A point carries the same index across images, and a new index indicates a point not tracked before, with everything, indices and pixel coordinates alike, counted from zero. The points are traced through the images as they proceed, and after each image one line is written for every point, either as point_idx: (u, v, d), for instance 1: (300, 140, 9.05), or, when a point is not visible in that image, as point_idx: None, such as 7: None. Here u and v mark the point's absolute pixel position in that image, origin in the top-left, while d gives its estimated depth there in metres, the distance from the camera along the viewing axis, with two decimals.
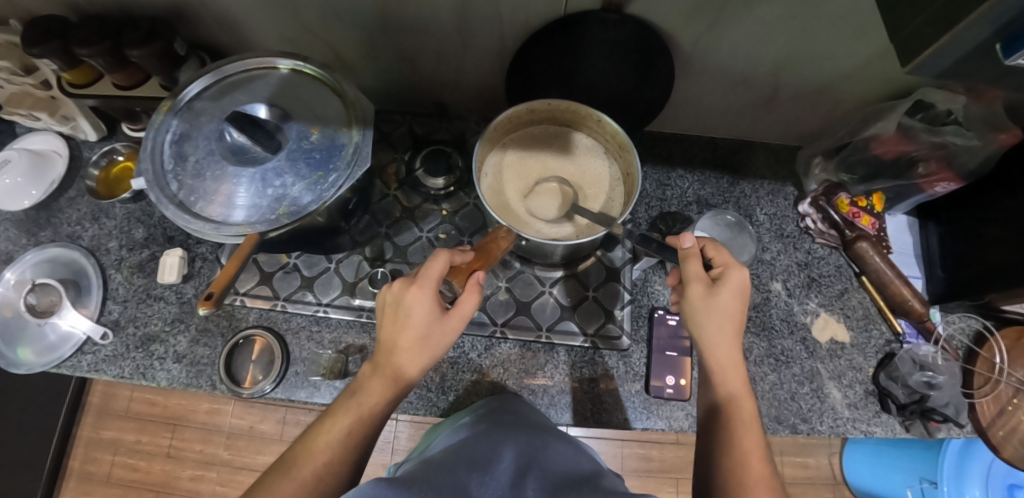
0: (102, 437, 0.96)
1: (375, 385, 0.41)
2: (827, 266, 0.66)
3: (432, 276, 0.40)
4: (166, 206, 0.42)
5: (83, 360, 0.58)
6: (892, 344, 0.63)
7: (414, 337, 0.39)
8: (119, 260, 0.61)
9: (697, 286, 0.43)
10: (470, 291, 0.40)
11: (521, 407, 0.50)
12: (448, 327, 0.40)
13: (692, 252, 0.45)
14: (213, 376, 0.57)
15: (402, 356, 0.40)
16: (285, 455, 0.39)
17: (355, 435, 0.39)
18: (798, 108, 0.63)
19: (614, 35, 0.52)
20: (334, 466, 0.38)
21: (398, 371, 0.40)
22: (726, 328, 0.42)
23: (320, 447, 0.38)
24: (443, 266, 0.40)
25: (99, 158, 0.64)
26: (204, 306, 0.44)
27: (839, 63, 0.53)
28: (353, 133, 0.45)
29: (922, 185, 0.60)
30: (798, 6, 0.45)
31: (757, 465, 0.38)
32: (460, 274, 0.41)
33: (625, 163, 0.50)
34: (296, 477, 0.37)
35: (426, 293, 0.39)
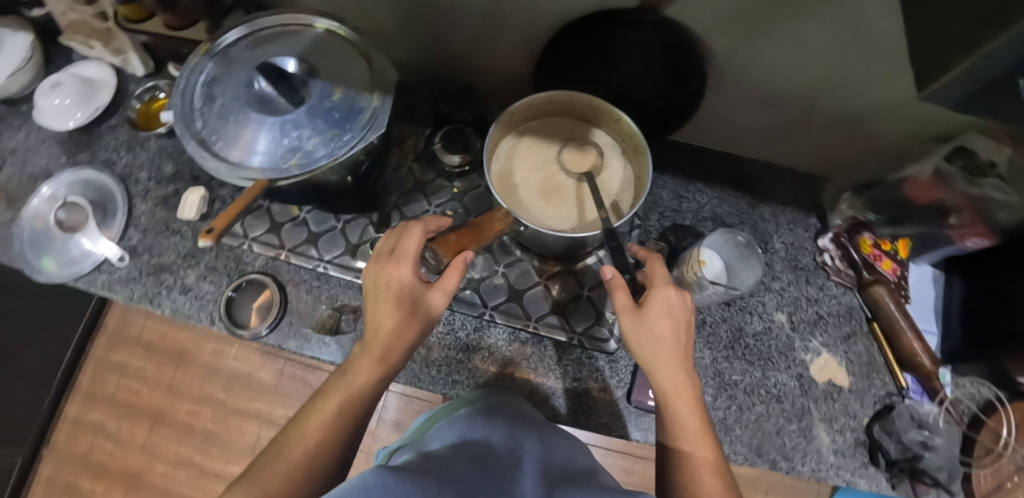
0: (111, 359, 1.00)
1: (365, 364, 0.42)
2: (837, 305, 0.64)
3: (410, 253, 0.41)
4: (188, 142, 0.44)
5: (99, 278, 0.61)
6: (893, 397, 0.60)
7: (399, 314, 0.41)
8: (146, 191, 0.65)
9: (625, 320, 0.42)
10: (455, 266, 0.41)
11: (523, 407, 0.49)
12: (434, 301, 0.41)
13: (615, 284, 0.43)
14: (213, 312, 0.60)
15: (390, 335, 0.41)
16: (281, 435, 0.41)
17: (345, 413, 0.41)
18: (833, 139, 0.61)
19: (654, 35, 0.51)
20: (325, 446, 0.40)
21: (386, 348, 0.42)
22: (663, 356, 0.41)
23: (312, 427, 0.40)
24: (418, 241, 0.42)
25: (140, 91, 0.67)
26: (205, 239, 0.48)
27: (880, 94, 0.51)
28: (373, 98, 0.46)
29: (952, 236, 0.57)
30: (844, 23, 0.43)
31: (705, 455, 0.40)
32: (449, 247, 0.42)
33: (638, 166, 0.49)
34: (288, 455, 0.39)
35: (406, 269, 0.41)
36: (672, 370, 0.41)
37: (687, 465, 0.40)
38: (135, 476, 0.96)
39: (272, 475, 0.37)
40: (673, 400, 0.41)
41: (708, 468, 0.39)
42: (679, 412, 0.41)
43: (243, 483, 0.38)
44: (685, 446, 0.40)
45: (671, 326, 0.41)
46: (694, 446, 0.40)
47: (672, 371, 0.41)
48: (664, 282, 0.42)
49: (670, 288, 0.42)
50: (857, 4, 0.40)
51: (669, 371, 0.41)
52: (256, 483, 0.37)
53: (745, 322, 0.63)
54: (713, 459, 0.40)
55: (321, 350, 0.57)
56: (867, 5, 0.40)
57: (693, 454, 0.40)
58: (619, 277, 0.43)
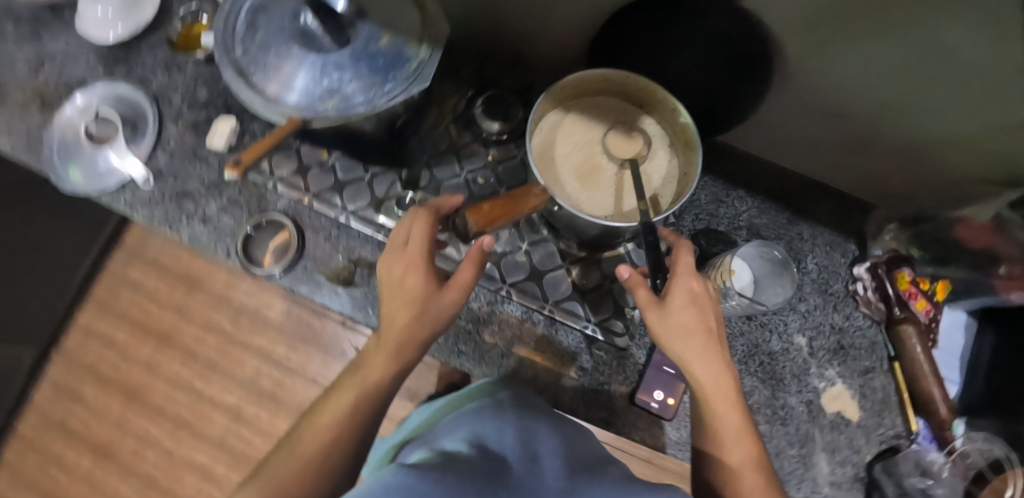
0: (128, 275, 1.00)
1: (377, 362, 0.42)
2: (861, 338, 0.62)
3: (420, 245, 0.40)
4: (226, 69, 0.43)
5: (122, 196, 0.61)
6: (901, 439, 0.59)
7: (413, 310, 0.39)
8: (177, 115, 0.64)
9: (650, 316, 0.40)
10: (470, 257, 0.39)
11: (536, 401, 0.47)
12: (447, 298, 0.39)
13: (634, 282, 0.40)
14: (230, 246, 0.60)
15: (401, 331, 0.40)
16: (299, 428, 0.43)
17: (358, 409, 0.41)
18: (893, 166, 0.57)
19: (726, 27, 0.48)
20: (337, 443, 0.40)
21: (396, 346, 0.40)
22: (697, 348, 0.39)
23: (324, 424, 0.41)
24: (425, 237, 0.40)
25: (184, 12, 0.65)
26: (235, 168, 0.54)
27: (955, 127, 0.47)
28: (421, 49, 0.44)
29: (997, 286, 0.53)
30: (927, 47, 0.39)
31: (745, 453, 0.40)
32: (480, 215, 0.42)
33: (686, 162, 0.47)
34: (299, 451, 0.40)
35: (420, 263, 0.40)
36: (711, 365, 0.39)
37: (728, 469, 0.40)
38: (137, 392, 0.97)
39: (286, 471, 0.39)
40: (712, 400, 0.40)
41: (750, 472, 0.39)
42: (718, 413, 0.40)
43: (263, 477, 0.39)
44: (726, 445, 0.40)
45: (701, 319, 0.39)
46: (732, 447, 0.40)
47: (711, 368, 0.39)
48: (688, 272, 0.40)
49: (693, 279, 0.40)
50: (937, 34, 0.38)
51: (708, 369, 0.39)
52: (272, 478, 0.39)
53: (764, 340, 0.61)
54: (754, 457, 0.40)
55: (333, 299, 0.57)
56: (949, 36, 0.38)
57: (728, 458, 0.40)
58: (638, 274, 0.41)
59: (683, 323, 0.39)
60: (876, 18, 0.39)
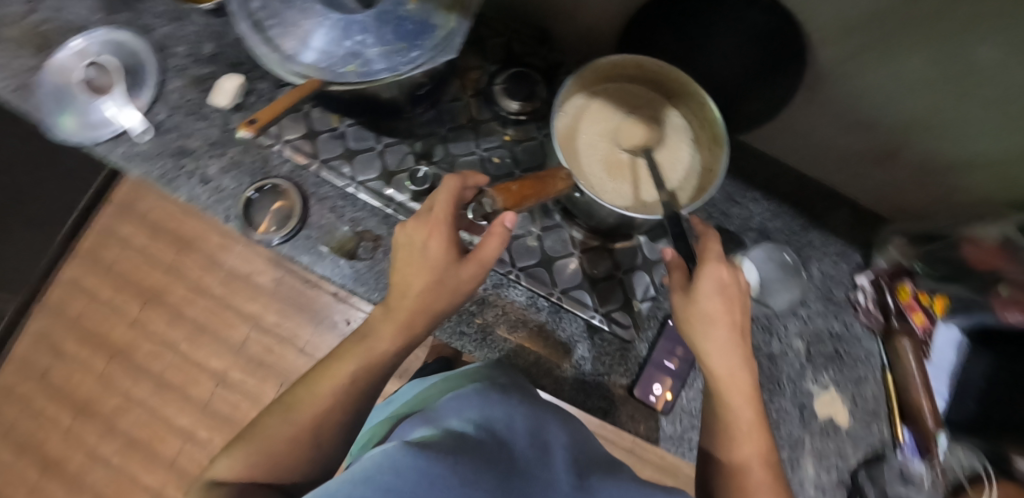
0: (118, 231, 0.94)
1: (386, 331, 0.41)
2: (857, 347, 0.63)
3: (444, 217, 0.38)
4: (241, 21, 0.40)
5: (118, 149, 0.58)
6: (885, 447, 0.60)
7: (427, 281, 0.38)
8: (181, 68, 0.61)
9: (677, 299, 0.40)
10: (494, 232, 0.37)
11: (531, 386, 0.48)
12: (465, 273, 0.38)
13: (673, 264, 0.41)
14: (230, 209, 0.58)
15: (418, 301, 0.39)
16: (295, 392, 0.43)
17: (359, 379, 0.41)
18: (908, 177, 0.58)
19: (765, 21, 0.47)
20: (332, 412, 0.41)
21: (410, 317, 0.40)
22: (717, 337, 0.39)
23: (324, 392, 0.41)
24: (449, 207, 0.38)
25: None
26: (245, 129, 0.45)
27: (978, 145, 0.48)
28: (450, 18, 0.42)
29: (994, 306, 0.52)
30: (963, 61, 0.40)
31: (755, 449, 0.40)
32: (509, 196, 0.38)
33: (711, 159, 0.46)
34: (294, 418, 0.40)
35: (442, 235, 0.38)
36: (728, 357, 0.40)
37: (737, 463, 0.40)
38: (122, 350, 0.93)
39: (279, 437, 0.40)
40: (727, 392, 0.40)
41: (759, 468, 0.40)
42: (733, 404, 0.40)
43: (259, 436, 0.40)
44: (739, 439, 0.40)
45: (732, 310, 0.39)
46: (743, 439, 0.40)
47: (727, 359, 0.39)
48: (717, 259, 0.39)
49: (723, 266, 0.39)
50: (970, 48, 0.38)
51: (726, 362, 0.39)
52: (268, 438, 0.40)
53: (764, 342, 0.62)
54: (764, 453, 0.40)
55: (335, 271, 0.56)
56: (981, 52, 0.38)
57: (736, 452, 0.41)
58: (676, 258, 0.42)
59: (708, 311, 0.39)
60: (912, 33, 0.40)
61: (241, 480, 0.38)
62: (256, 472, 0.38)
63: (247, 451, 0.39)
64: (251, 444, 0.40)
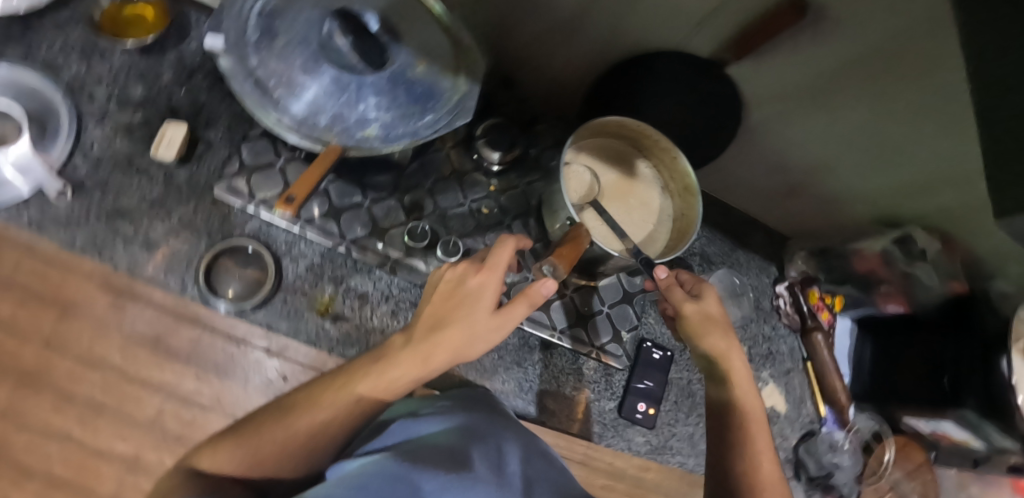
0: None
1: (412, 361, 0.38)
2: (783, 344, 0.76)
3: (501, 264, 0.40)
4: (243, 82, 0.37)
5: (25, 214, 0.48)
6: (813, 424, 0.74)
7: (459, 319, 0.39)
8: (102, 113, 0.52)
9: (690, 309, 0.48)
10: (529, 295, 0.39)
11: (493, 401, 0.45)
12: (489, 322, 0.39)
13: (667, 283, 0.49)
14: (185, 277, 0.51)
15: (447, 343, 0.38)
16: (297, 394, 0.38)
17: (365, 403, 0.37)
18: (806, 207, 0.72)
19: (707, 86, 0.56)
20: (331, 427, 0.36)
21: (439, 353, 0.38)
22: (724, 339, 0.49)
23: (325, 404, 0.36)
24: (511, 253, 0.41)
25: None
26: (283, 207, 0.41)
27: (860, 182, 0.63)
28: (460, 82, 0.43)
29: (878, 299, 0.71)
30: (853, 121, 0.53)
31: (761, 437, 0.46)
32: (565, 260, 0.41)
33: (684, 205, 0.53)
34: (292, 425, 0.35)
35: (491, 278, 0.40)
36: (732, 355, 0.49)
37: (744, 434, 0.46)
38: None
39: (276, 440, 0.35)
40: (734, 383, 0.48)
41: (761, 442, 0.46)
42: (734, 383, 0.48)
43: (242, 434, 0.36)
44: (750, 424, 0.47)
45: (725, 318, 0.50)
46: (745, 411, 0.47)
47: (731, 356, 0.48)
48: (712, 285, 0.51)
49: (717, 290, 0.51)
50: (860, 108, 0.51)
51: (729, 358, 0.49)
52: (251, 443, 0.35)
53: None
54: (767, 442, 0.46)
55: (321, 335, 0.52)
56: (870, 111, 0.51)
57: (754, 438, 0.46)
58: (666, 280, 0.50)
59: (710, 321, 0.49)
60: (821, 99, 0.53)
61: (222, 475, 0.33)
62: (237, 470, 0.34)
63: (235, 443, 0.35)
64: (239, 441, 0.35)
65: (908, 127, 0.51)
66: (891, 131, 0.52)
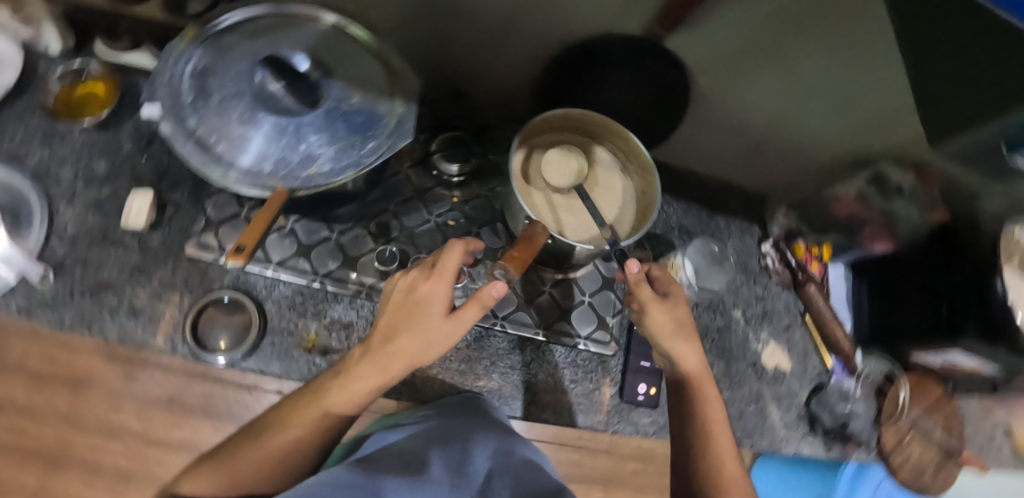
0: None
1: (373, 373, 0.39)
2: (778, 302, 0.75)
3: (449, 270, 0.39)
4: (183, 144, 0.38)
5: (14, 302, 0.50)
6: (822, 376, 0.73)
7: (411, 328, 0.39)
8: (71, 194, 0.54)
9: (653, 309, 0.46)
10: (480, 299, 0.38)
11: (484, 407, 0.49)
12: (441, 326, 0.39)
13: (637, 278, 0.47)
14: (174, 337, 0.52)
15: (403, 351, 0.39)
16: (270, 417, 0.40)
17: (332, 417, 0.38)
18: (776, 162, 0.72)
19: (645, 64, 0.57)
20: (302, 444, 0.38)
21: (394, 362, 0.39)
22: (687, 339, 0.47)
23: (294, 422, 0.38)
24: (460, 257, 0.40)
25: (94, 66, 0.57)
26: (235, 258, 0.44)
27: (822, 127, 0.63)
28: (396, 104, 0.44)
29: (864, 240, 0.69)
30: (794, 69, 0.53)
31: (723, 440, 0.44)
32: (517, 262, 0.41)
33: (643, 183, 0.54)
34: (266, 446, 0.38)
35: (440, 285, 0.39)
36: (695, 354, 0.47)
37: (708, 445, 0.44)
38: None
39: (251, 462, 0.37)
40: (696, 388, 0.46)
41: (728, 456, 0.44)
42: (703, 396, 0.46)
43: (219, 462, 0.37)
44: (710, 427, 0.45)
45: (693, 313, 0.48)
46: (713, 422, 0.45)
47: (690, 355, 0.46)
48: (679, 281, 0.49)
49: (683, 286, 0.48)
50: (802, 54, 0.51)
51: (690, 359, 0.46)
52: (228, 470, 0.37)
53: (711, 320, 0.71)
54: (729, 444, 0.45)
55: (313, 371, 0.52)
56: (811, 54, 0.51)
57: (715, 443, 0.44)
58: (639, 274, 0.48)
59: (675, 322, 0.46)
60: (760, 53, 0.53)
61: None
62: (216, 493, 0.36)
63: (216, 470, 0.37)
64: (219, 467, 0.37)
65: (852, 66, 0.50)
66: (836, 73, 0.52)
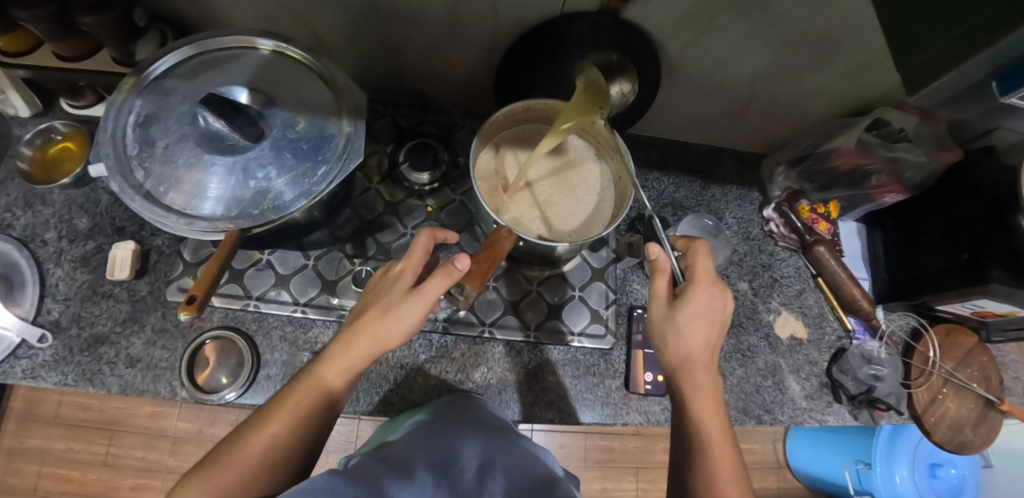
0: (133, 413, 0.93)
1: (342, 358, 0.39)
2: (787, 267, 0.71)
3: (417, 252, 0.42)
4: (132, 198, 0.38)
5: (17, 366, 0.51)
6: (843, 340, 0.69)
7: (381, 310, 0.40)
8: (59, 253, 0.55)
9: (658, 306, 0.46)
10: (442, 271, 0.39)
11: (476, 405, 0.49)
12: (410, 303, 0.39)
13: (659, 269, 0.46)
14: (173, 381, 0.52)
15: (371, 332, 0.39)
16: (247, 420, 0.39)
17: (315, 406, 0.39)
18: (767, 119, 0.68)
19: (603, 37, 0.52)
20: (287, 438, 0.37)
21: (358, 344, 0.39)
22: (693, 344, 0.44)
23: (276, 417, 0.38)
24: (427, 243, 0.43)
25: (62, 124, 0.59)
26: (185, 311, 0.39)
27: (809, 78, 0.58)
28: (344, 123, 0.43)
29: (874, 194, 0.65)
30: (766, 22, 0.49)
31: (722, 458, 0.41)
32: (475, 277, 0.40)
33: (618, 167, 0.52)
34: (246, 446, 0.37)
35: (409, 265, 0.42)
36: (698, 361, 0.44)
37: (704, 442, 0.42)
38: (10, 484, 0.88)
39: (232, 465, 0.36)
40: (693, 400, 0.43)
41: (724, 460, 0.41)
42: (699, 390, 0.43)
43: (198, 471, 0.36)
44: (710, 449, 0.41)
45: (710, 315, 0.44)
46: (709, 421, 0.42)
47: (690, 360, 0.44)
48: (705, 280, 0.45)
49: (709, 286, 0.44)
50: (771, 5, 0.46)
51: (688, 367, 0.44)
52: (209, 478, 0.35)
53: None
54: (731, 468, 0.40)
55: None
56: (781, 4, 0.46)
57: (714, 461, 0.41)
58: (664, 260, 0.46)
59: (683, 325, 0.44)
60: (726, 11, 0.48)
61: None
62: None
63: (200, 479, 0.35)
64: (204, 476, 0.35)
65: (826, 8, 0.46)
66: (811, 18, 0.47)
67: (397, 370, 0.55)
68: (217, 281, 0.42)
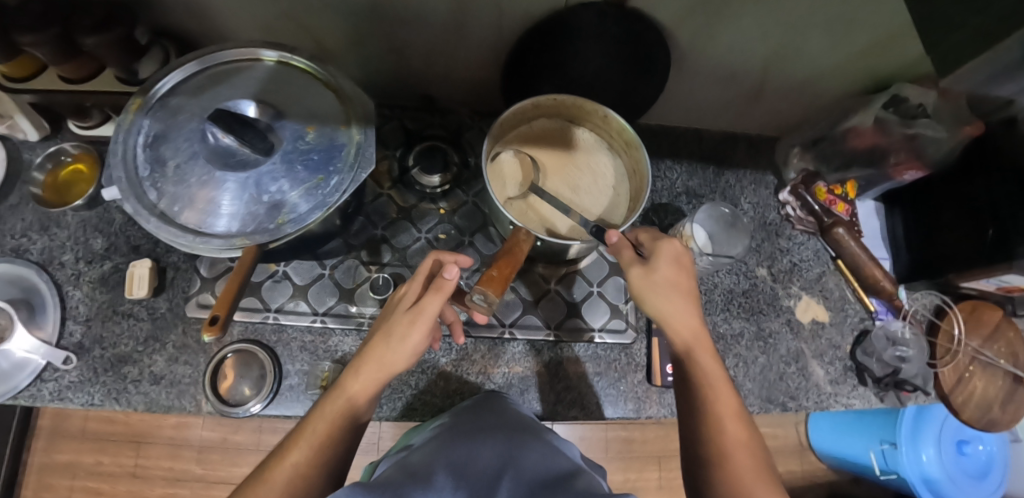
0: (155, 424, 0.94)
1: (353, 384, 0.40)
2: (805, 251, 0.70)
3: (422, 273, 0.42)
4: (147, 220, 0.38)
5: (45, 389, 0.52)
6: (865, 321, 0.68)
7: (393, 333, 0.40)
8: (77, 275, 0.56)
9: (634, 270, 0.44)
10: (445, 288, 0.39)
11: (501, 404, 0.49)
12: (421, 323, 0.40)
13: (619, 245, 0.45)
14: (197, 395, 0.53)
15: (387, 355, 0.40)
16: (270, 452, 0.38)
17: (335, 433, 0.39)
18: (780, 101, 0.67)
19: (611, 28, 0.51)
20: (309, 467, 0.37)
21: (367, 369, 0.40)
22: (677, 301, 0.43)
23: (297, 446, 0.38)
24: (433, 266, 0.43)
25: (71, 146, 0.59)
26: (209, 331, 0.39)
27: (822, 58, 0.56)
28: (353, 132, 0.42)
29: (892, 172, 0.63)
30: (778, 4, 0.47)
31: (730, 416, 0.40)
32: (495, 284, 0.40)
33: (631, 160, 0.51)
34: (269, 479, 0.36)
35: (416, 286, 0.42)
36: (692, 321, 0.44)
37: (714, 425, 0.40)
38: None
39: None
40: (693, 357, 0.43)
41: (736, 437, 0.39)
42: (707, 386, 0.42)
43: None
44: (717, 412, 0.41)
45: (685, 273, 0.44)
46: (723, 415, 0.41)
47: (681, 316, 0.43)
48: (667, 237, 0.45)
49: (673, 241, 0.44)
50: None
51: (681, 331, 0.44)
52: None
53: (735, 283, 0.67)
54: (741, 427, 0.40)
55: None
56: None
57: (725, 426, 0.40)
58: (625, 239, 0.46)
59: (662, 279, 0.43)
60: None
61: None
62: None
63: None
64: None
65: None
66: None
67: (418, 375, 0.55)
68: (237, 298, 0.41)
